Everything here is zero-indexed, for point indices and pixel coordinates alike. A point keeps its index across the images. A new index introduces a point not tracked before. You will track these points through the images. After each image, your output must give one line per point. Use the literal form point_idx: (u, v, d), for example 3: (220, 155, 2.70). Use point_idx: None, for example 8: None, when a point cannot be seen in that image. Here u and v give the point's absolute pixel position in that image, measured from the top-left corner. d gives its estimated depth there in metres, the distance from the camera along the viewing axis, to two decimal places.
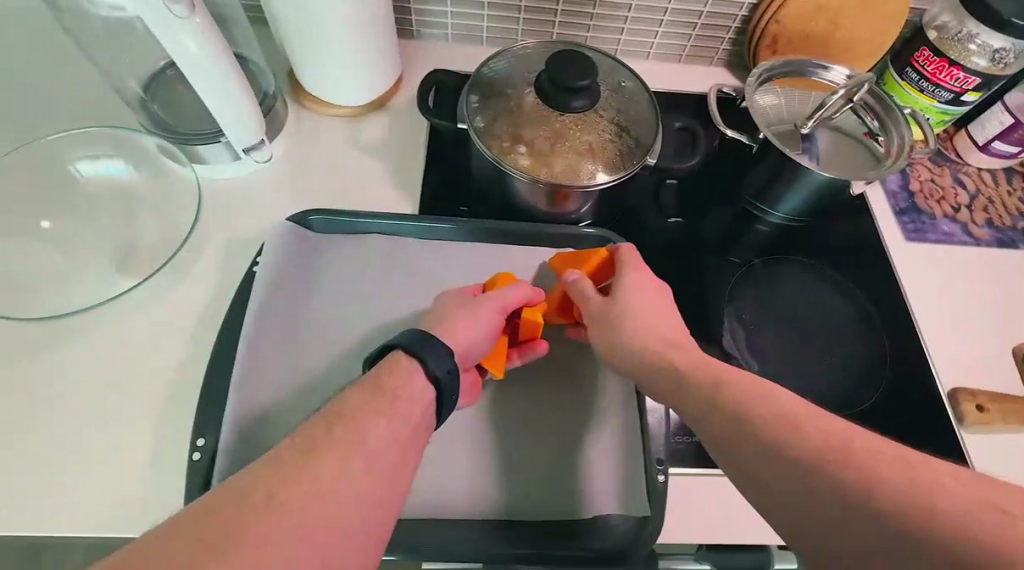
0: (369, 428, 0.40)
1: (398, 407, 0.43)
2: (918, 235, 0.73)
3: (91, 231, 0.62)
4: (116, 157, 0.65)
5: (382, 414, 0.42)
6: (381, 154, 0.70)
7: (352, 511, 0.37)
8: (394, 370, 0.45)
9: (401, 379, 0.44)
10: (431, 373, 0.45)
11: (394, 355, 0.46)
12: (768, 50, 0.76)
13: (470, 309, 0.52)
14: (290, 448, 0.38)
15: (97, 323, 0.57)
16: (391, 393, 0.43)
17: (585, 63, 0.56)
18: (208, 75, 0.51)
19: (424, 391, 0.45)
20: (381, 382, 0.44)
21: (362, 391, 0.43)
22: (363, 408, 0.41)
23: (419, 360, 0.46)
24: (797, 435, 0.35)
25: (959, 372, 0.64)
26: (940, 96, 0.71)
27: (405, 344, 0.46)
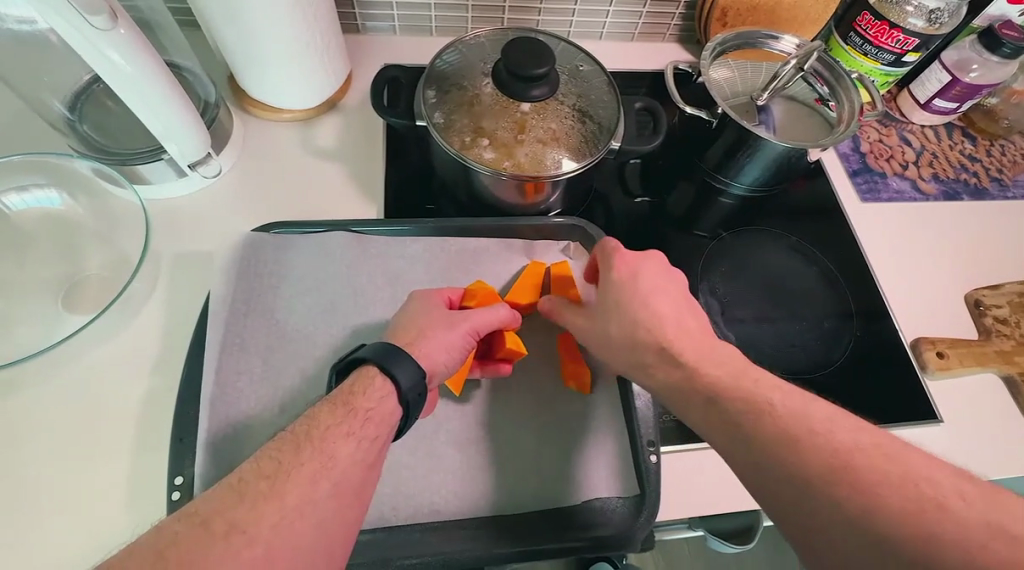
0: (337, 445, 0.40)
1: (367, 428, 0.42)
2: (872, 194, 0.76)
3: (26, 268, 0.57)
4: (50, 187, 0.59)
5: (349, 432, 0.41)
6: (338, 157, 0.67)
7: (323, 533, 0.36)
8: (366, 387, 0.44)
9: (371, 399, 0.43)
10: (399, 387, 0.45)
11: (366, 371, 0.45)
12: (718, 23, 0.76)
13: (448, 328, 0.51)
14: (256, 470, 0.37)
15: (47, 367, 0.53)
16: (363, 414, 0.42)
17: (541, 50, 0.55)
18: (140, 90, 0.47)
19: (392, 412, 0.44)
20: (352, 399, 0.43)
21: (333, 407, 0.42)
22: (331, 428, 0.40)
23: (390, 376, 0.45)
24: (761, 425, 0.38)
25: (920, 323, 0.67)
26: (883, 59, 0.73)
27: (378, 359, 0.45)
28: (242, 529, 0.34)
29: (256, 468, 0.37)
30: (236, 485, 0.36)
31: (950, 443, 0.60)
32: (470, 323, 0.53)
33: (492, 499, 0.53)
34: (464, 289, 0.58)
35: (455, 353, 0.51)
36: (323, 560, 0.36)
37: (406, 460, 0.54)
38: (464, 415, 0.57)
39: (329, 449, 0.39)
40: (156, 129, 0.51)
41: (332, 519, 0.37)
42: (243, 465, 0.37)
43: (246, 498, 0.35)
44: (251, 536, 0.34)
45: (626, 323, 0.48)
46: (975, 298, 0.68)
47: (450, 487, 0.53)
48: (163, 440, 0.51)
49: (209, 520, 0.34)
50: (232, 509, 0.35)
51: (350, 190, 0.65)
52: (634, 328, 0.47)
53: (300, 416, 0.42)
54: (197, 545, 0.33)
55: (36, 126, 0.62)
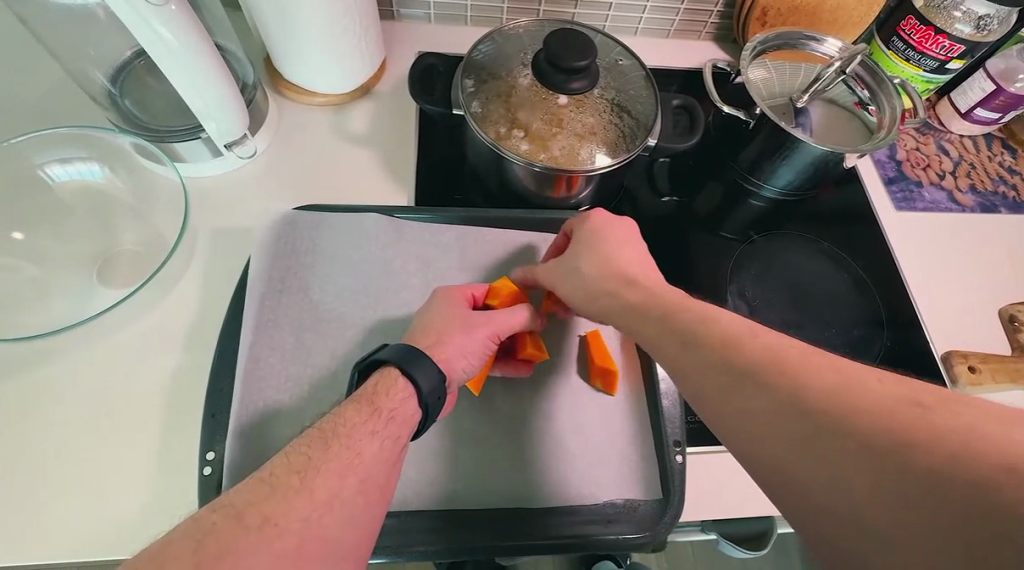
0: (364, 442, 0.40)
1: (390, 426, 0.42)
2: (907, 203, 0.74)
3: (67, 239, 0.58)
4: (90, 160, 0.60)
5: (373, 430, 0.41)
6: (371, 143, 0.67)
7: (352, 527, 0.37)
8: (388, 390, 0.44)
9: (394, 399, 0.44)
10: (420, 390, 0.45)
11: (388, 372, 0.45)
12: (757, 22, 0.75)
13: (466, 333, 0.51)
14: (283, 465, 0.37)
15: (85, 338, 0.53)
16: (387, 414, 0.43)
17: (583, 42, 0.54)
18: (186, 66, 0.47)
19: (412, 413, 0.44)
20: (375, 398, 0.43)
21: (358, 406, 0.42)
22: (357, 426, 0.41)
23: (410, 378, 0.45)
24: (752, 372, 0.33)
25: (953, 337, 0.66)
26: (926, 65, 0.72)
27: (398, 360, 0.45)
28: (274, 521, 0.34)
29: (287, 463, 0.37)
30: (266, 479, 0.36)
31: None
32: (490, 327, 0.52)
33: (516, 490, 0.53)
34: (488, 285, 0.58)
35: (472, 361, 0.51)
36: (351, 557, 0.36)
37: (431, 447, 0.54)
38: (490, 405, 0.57)
39: (357, 447, 0.40)
40: (197, 107, 0.52)
41: (360, 516, 0.37)
42: (273, 460, 0.38)
43: (277, 491, 0.36)
44: (282, 528, 0.34)
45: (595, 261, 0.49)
46: (1010, 313, 0.67)
47: (474, 476, 0.53)
48: (194, 417, 0.52)
49: (241, 511, 0.34)
50: (262, 501, 0.35)
51: (382, 177, 0.65)
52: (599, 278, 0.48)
53: (325, 414, 0.42)
54: (239, 528, 0.33)
55: (77, 100, 0.63)
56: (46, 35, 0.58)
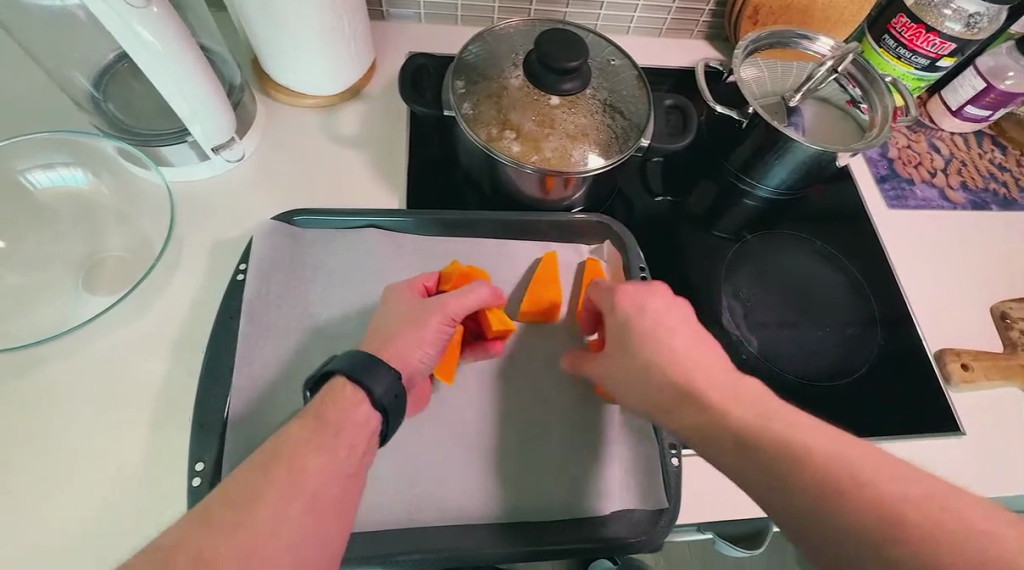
0: (309, 464, 0.39)
1: (340, 440, 0.41)
2: (899, 201, 0.74)
3: (51, 245, 0.57)
4: (73, 165, 0.59)
5: (322, 448, 0.40)
6: (362, 145, 0.66)
7: (296, 548, 0.36)
8: (338, 399, 0.43)
9: (346, 408, 0.43)
10: (374, 396, 0.44)
11: (337, 381, 0.44)
12: (749, 21, 0.75)
13: (415, 325, 0.51)
14: (221, 497, 0.37)
15: (70, 348, 0.52)
16: (335, 425, 0.42)
17: (575, 43, 0.54)
18: (168, 67, 0.46)
19: (368, 419, 0.43)
20: (326, 410, 0.42)
21: (302, 424, 0.41)
22: (303, 446, 0.40)
23: (363, 386, 0.44)
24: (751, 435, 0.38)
25: (945, 335, 0.66)
26: (917, 62, 0.72)
27: (348, 368, 0.44)
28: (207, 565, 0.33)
29: (224, 496, 0.37)
30: (202, 515, 0.36)
31: (976, 458, 0.59)
32: (438, 306, 0.52)
33: (513, 494, 0.53)
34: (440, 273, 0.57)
35: (425, 344, 0.50)
36: None
37: (427, 452, 0.54)
38: (485, 410, 0.57)
39: (303, 472, 0.39)
40: (182, 110, 0.51)
41: (308, 540, 0.37)
42: (210, 495, 0.37)
43: (214, 529, 0.35)
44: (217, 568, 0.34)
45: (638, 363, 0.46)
46: (1001, 310, 0.67)
47: (470, 482, 0.53)
48: (183, 425, 0.51)
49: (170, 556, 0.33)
50: (198, 539, 0.34)
51: (373, 180, 0.65)
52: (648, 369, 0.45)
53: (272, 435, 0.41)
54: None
55: (59, 103, 0.61)
56: (25, 38, 0.57)
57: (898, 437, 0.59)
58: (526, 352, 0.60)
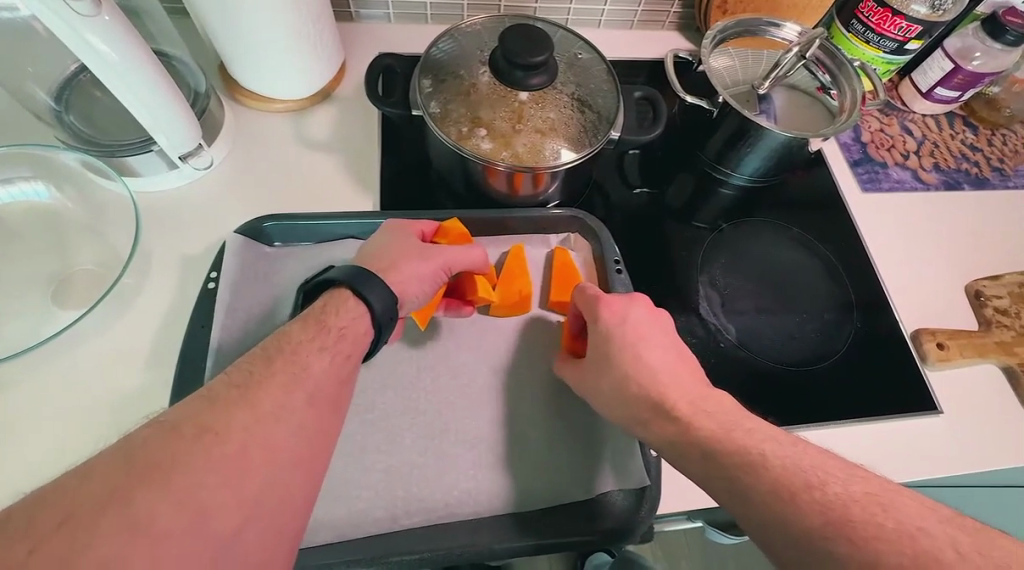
0: (308, 358, 0.40)
1: (339, 341, 0.42)
2: (873, 184, 0.75)
3: (16, 261, 0.56)
4: (36, 179, 0.58)
5: (322, 346, 0.41)
6: (333, 148, 0.66)
7: (302, 441, 0.36)
8: (338, 309, 0.44)
9: (346, 318, 0.44)
10: (372, 310, 0.45)
11: (339, 291, 0.45)
12: (718, 10, 0.75)
13: (419, 257, 0.51)
14: (224, 380, 0.36)
15: (40, 363, 0.52)
16: (336, 330, 0.43)
17: (539, 37, 0.53)
18: (126, 78, 0.46)
19: (363, 330, 0.44)
20: (323, 318, 0.43)
21: (303, 324, 0.42)
22: (304, 343, 0.41)
23: (362, 299, 0.45)
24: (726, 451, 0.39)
25: (922, 315, 0.67)
26: (885, 46, 0.72)
27: (349, 280, 0.45)
28: (211, 440, 0.33)
29: (227, 379, 0.37)
30: (206, 394, 0.35)
31: (954, 435, 0.59)
32: (442, 259, 0.53)
33: (494, 493, 0.53)
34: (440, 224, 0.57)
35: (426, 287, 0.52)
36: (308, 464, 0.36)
37: (408, 454, 0.54)
38: (466, 410, 0.57)
39: (300, 361, 0.39)
40: (143, 120, 0.50)
41: (311, 427, 0.37)
42: (214, 378, 0.37)
43: (220, 404, 0.35)
44: (223, 433, 0.33)
45: (620, 367, 0.47)
46: (976, 289, 0.68)
47: (452, 483, 0.53)
48: None
49: (177, 427, 0.33)
50: (201, 414, 0.34)
51: (346, 183, 0.64)
52: (624, 381, 0.46)
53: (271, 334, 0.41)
54: (189, 434, 0.33)
55: (22, 117, 0.61)
56: None
57: (877, 418, 0.59)
58: (506, 350, 0.60)
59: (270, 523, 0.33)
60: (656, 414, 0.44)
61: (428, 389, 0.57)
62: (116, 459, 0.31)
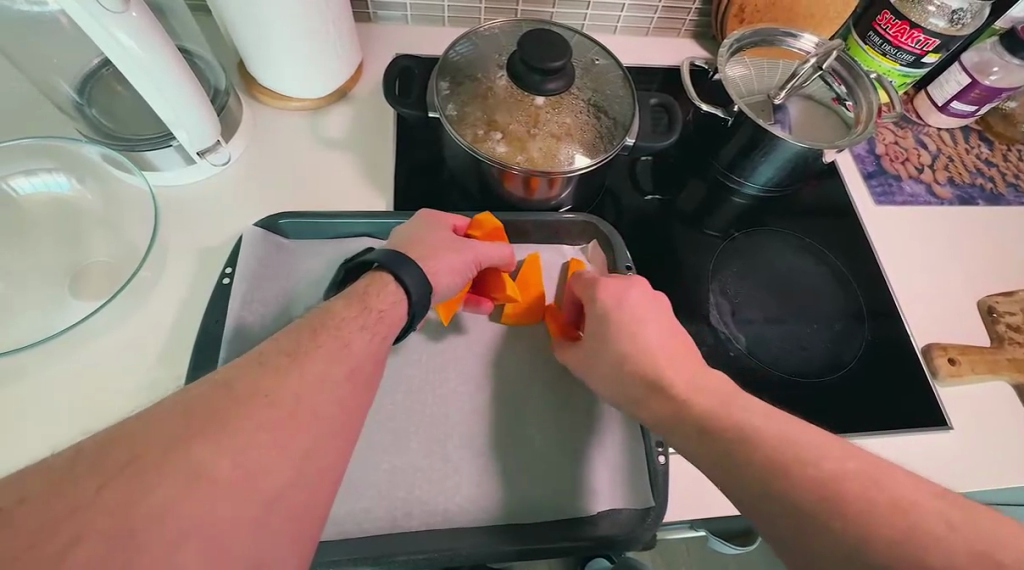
0: (354, 334, 0.41)
1: (378, 322, 0.43)
2: (886, 197, 0.75)
3: (35, 251, 0.56)
4: (57, 171, 0.59)
5: (363, 325, 0.42)
6: (349, 147, 0.66)
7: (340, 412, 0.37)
8: (378, 290, 0.45)
9: (384, 300, 0.45)
10: (408, 293, 0.46)
11: (378, 274, 0.46)
12: (735, 19, 0.75)
13: (453, 249, 0.51)
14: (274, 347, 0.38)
15: (55, 352, 0.52)
16: (376, 312, 0.44)
17: (558, 43, 0.54)
18: (155, 77, 0.47)
19: (398, 312, 0.45)
20: (365, 297, 0.44)
21: (346, 304, 0.43)
22: (344, 322, 0.42)
23: (400, 281, 0.46)
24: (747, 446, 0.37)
25: (932, 329, 0.66)
26: (902, 59, 0.72)
27: (387, 263, 0.46)
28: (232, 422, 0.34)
29: (277, 345, 0.38)
30: (254, 357, 0.37)
31: (962, 451, 0.59)
32: (473, 252, 0.53)
33: (500, 496, 0.53)
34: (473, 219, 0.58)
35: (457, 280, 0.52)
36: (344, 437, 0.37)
37: (414, 455, 0.54)
38: (473, 411, 0.57)
39: (342, 338, 0.40)
40: (165, 115, 0.51)
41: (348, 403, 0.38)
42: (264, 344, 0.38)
43: (270, 369, 0.36)
44: (273, 397, 0.35)
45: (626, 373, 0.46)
46: (988, 305, 0.68)
47: (458, 483, 0.53)
48: None
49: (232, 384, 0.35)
50: (255, 373, 0.36)
51: (360, 182, 0.65)
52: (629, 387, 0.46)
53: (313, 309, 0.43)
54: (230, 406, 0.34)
55: (44, 109, 0.61)
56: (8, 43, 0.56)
57: (887, 433, 0.59)
58: (515, 353, 0.60)
59: (302, 494, 0.34)
60: (663, 420, 0.43)
61: (436, 390, 0.57)
62: (159, 427, 0.32)
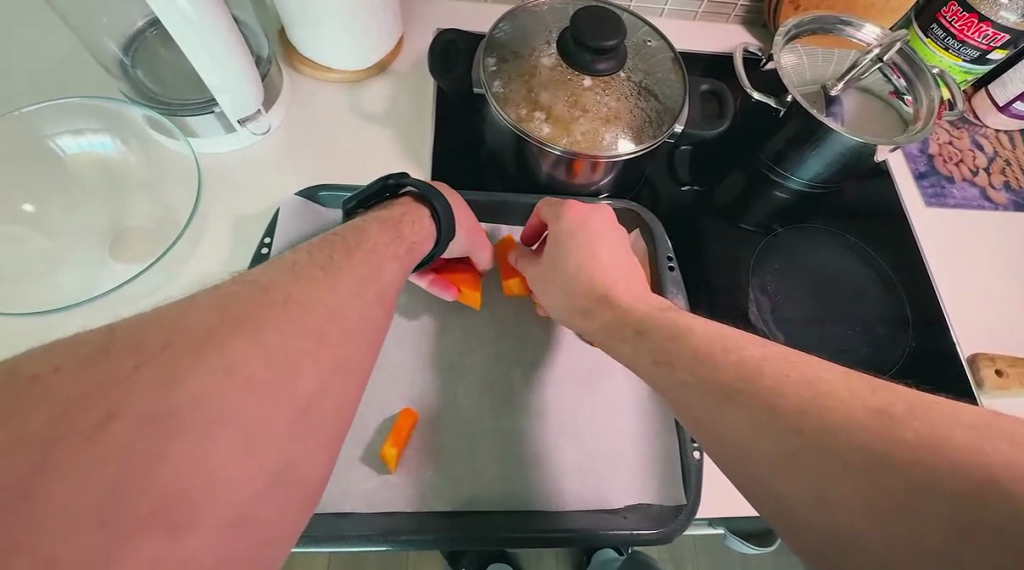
0: (382, 257, 0.43)
1: (405, 239, 0.48)
2: (937, 199, 0.72)
3: (78, 212, 0.57)
4: (102, 132, 0.59)
5: (392, 248, 0.45)
6: (387, 121, 0.65)
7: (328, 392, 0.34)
8: (410, 216, 0.50)
9: (413, 220, 0.49)
10: (434, 213, 0.51)
11: (409, 202, 0.51)
12: (790, 6, 0.72)
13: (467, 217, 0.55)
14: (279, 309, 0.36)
15: (90, 313, 0.52)
16: (402, 230, 0.48)
17: (613, 20, 0.52)
18: (213, 49, 0.48)
19: (426, 232, 0.50)
20: (398, 220, 0.48)
21: (379, 224, 0.47)
22: (377, 239, 0.45)
23: (428, 206, 0.51)
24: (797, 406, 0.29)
25: (981, 339, 0.64)
26: (966, 55, 0.68)
27: (418, 191, 0.51)
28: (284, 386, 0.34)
29: (316, 255, 0.40)
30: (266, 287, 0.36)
31: None
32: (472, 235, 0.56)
33: (528, 481, 0.53)
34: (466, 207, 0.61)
35: (467, 238, 0.56)
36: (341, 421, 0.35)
37: (444, 434, 0.54)
38: (504, 395, 0.57)
39: (374, 259, 0.42)
40: (210, 78, 0.50)
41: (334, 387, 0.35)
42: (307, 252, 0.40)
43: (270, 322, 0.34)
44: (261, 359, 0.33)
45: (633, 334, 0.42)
46: None
47: (486, 466, 0.53)
48: None
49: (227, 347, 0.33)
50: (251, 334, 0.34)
51: (398, 158, 0.64)
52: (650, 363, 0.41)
53: (347, 226, 0.46)
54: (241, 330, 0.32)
55: (88, 69, 0.61)
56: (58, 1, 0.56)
57: None
58: (547, 340, 0.60)
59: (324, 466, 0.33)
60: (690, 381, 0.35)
61: (466, 372, 0.58)
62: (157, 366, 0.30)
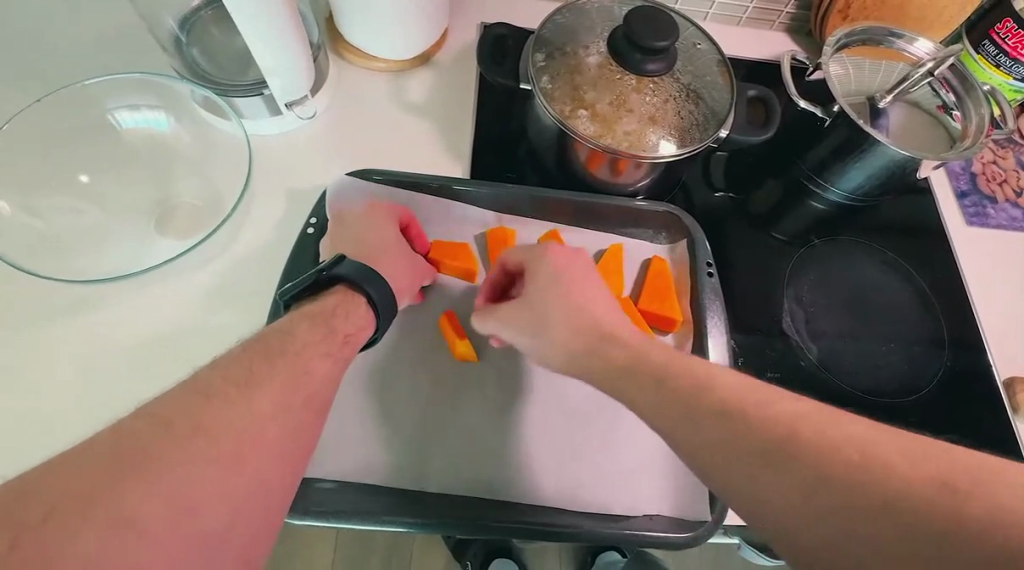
0: (308, 356, 0.42)
1: (336, 337, 0.46)
2: (978, 219, 0.71)
3: (128, 186, 0.58)
4: (158, 108, 0.60)
5: (325, 349, 0.44)
6: (427, 112, 0.66)
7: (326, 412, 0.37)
8: (343, 310, 0.48)
9: (346, 310, 0.48)
10: (370, 299, 0.50)
11: (340, 290, 0.49)
12: (838, 15, 0.71)
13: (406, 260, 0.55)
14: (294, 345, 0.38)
15: (134, 286, 0.53)
16: (329, 325, 0.46)
17: (666, 22, 0.51)
18: (268, 35, 0.48)
19: (363, 325, 0.49)
20: (331, 317, 0.47)
21: (307, 321, 0.45)
22: (307, 343, 0.43)
23: (363, 292, 0.50)
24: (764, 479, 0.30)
25: (1017, 362, 0.63)
26: (1017, 73, 0.67)
27: (354, 279, 0.49)
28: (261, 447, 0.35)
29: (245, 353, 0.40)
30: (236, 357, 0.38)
31: None
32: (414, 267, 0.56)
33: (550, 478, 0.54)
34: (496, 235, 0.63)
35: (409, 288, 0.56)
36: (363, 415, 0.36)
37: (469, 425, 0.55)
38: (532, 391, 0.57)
39: (301, 364, 0.41)
40: (265, 61, 0.51)
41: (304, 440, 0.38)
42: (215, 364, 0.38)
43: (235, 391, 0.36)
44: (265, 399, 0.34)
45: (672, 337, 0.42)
46: None
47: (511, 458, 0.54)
48: None
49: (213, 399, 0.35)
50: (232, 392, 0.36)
51: (438, 149, 0.64)
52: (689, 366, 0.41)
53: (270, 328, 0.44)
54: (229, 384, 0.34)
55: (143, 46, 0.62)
56: None
57: None
58: None
59: None
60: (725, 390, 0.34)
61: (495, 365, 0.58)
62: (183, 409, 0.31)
